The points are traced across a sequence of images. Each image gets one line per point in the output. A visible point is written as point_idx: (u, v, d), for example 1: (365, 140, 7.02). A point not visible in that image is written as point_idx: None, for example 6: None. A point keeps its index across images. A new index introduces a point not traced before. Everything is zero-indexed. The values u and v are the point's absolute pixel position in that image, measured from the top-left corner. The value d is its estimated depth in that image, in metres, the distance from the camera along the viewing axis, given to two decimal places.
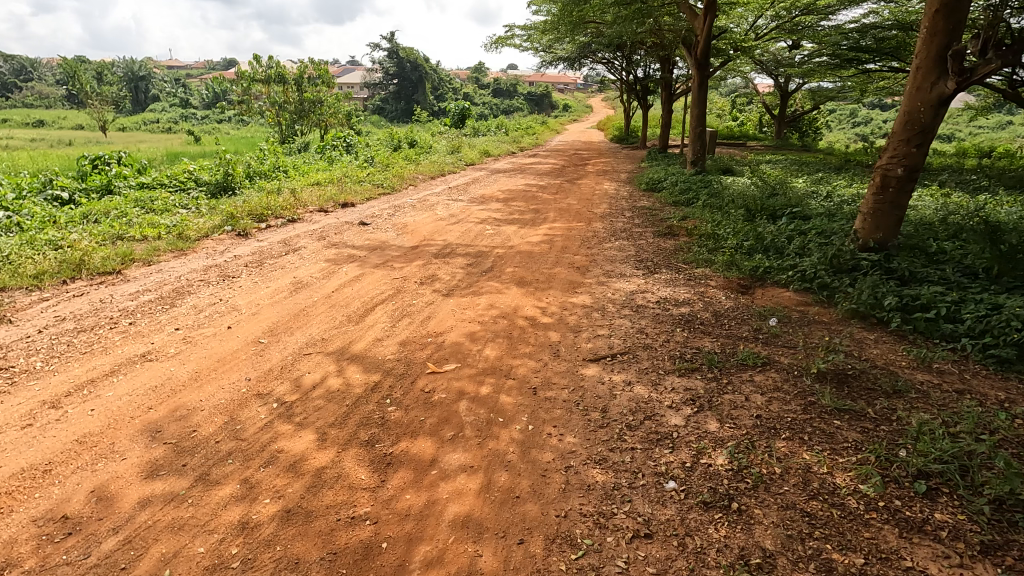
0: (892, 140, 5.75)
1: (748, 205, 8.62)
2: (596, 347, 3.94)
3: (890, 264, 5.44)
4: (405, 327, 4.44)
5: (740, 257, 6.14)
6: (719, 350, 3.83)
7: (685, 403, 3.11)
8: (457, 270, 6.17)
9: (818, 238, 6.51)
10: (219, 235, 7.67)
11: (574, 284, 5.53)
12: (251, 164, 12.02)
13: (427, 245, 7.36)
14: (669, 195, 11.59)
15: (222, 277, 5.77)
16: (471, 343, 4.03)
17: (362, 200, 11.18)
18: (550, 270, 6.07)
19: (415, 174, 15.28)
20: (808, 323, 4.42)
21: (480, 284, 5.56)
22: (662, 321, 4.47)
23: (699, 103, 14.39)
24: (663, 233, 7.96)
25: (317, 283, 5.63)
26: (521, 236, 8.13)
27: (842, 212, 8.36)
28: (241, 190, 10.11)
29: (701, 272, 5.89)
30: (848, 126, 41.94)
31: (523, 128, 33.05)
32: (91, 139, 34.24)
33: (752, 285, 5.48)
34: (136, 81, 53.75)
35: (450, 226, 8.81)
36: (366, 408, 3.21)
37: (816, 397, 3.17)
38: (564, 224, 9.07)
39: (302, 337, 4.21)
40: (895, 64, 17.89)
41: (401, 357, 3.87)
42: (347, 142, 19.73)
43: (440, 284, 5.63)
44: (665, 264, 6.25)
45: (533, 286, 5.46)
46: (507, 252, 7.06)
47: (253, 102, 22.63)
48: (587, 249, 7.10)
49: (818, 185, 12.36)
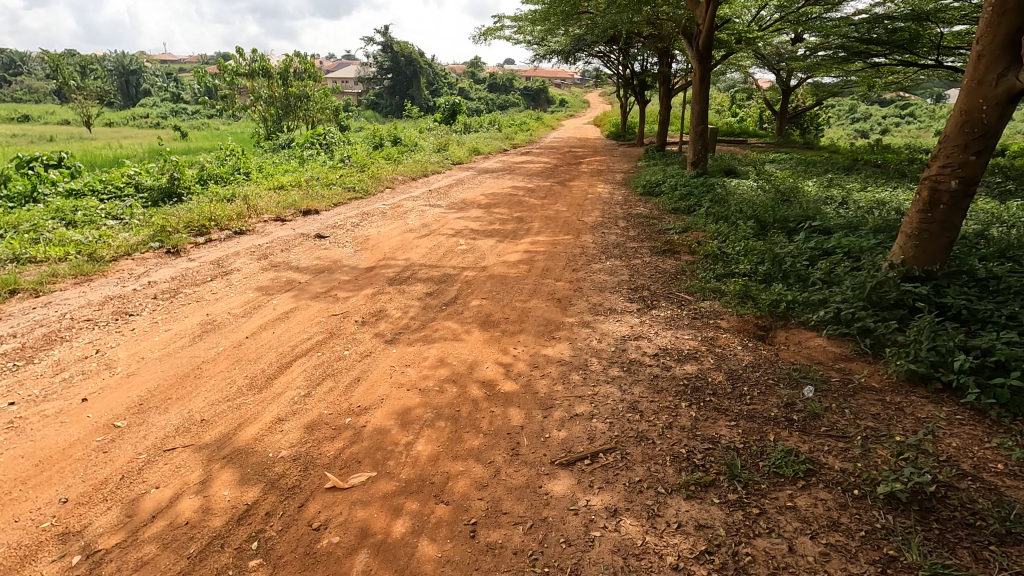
0: (945, 145, 4.67)
1: (759, 217, 7.56)
2: (570, 438, 2.85)
3: (943, 299, 4.36)
4: (322, 398, 3.35)
5: (755, 287, 5.07)
6: (743, 447, 2.74)
7: (698, 562, 2.06)
8: (411, 303, 5.08)
9: (847, 262, 5.44)
10: (142, 253, 6.58)
11: (551, 324, 4.44)
12: (211, 167, 10.92)
13: (385, 267, 6.26)
14: (668, 201, 10.52)
15: (117, 314, 4.68)
16: (400, 432, 2.93)
17: (327, 207, 10.09)
18: (524, 302, 5.00)
19: (395, 175, 14.23)
20: (854, 392, 3.33)
21: (434, 326, 4.47)
22: (661, 387, 3.38)
23: (701, 99, 13.36)
24: (662, 250, 6.89)
25: (232, 324, 4.51)
26: (497, 252, 7.04)
27: (865, 226, 7.31)
28: (191, 198, 9.00)
29: (709, 308, 4.81)
30: (847, 121, 40.96)
31: (518, 124, 31.97)
32: (75, 134, 33.15)
33: (773, 327, 4.42)
34: (127, 75, 52.43)
35: (418, 239, 7.73)
36: (216, 562, 2.13)
37: (896, 546, 2.11)
38: (549, 236, 8.02)
39: (174, 417, 3.11)
40: (905, 57, 16.80)
41: (299, 455, 2.77)
42: (328, 140, 18.60)
43: (387, 325, 4.54)
44: (664, 295, 5.18)
45: (498, 328, 4.37)
46: (477, 275, 5.97)
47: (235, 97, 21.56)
48: (572, 272, 6.02)
49: (830, 189, 11.34)
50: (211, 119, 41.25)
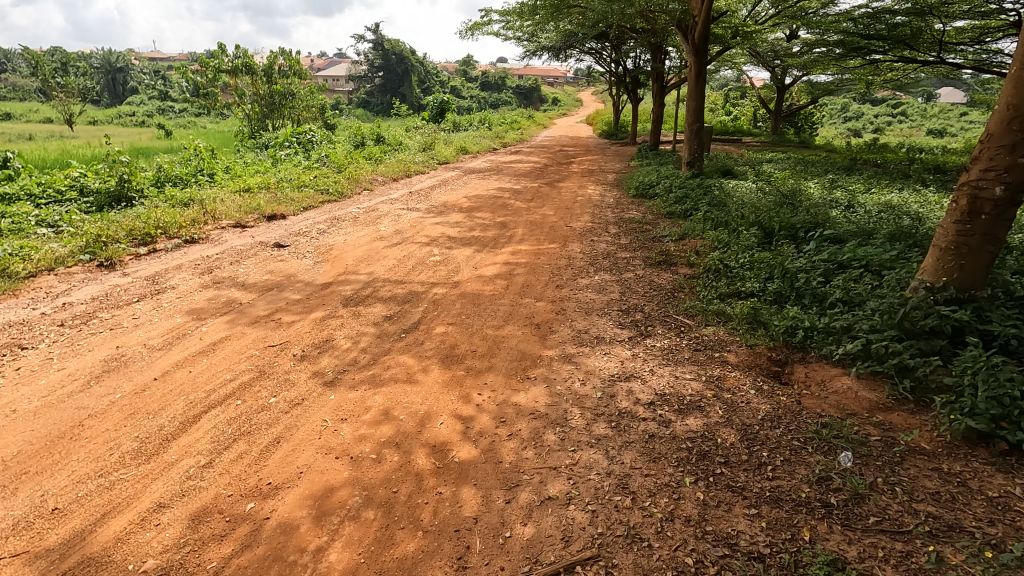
0: (988, 144, 3.96)
1: (763, 223, 6.87)
2: (538, 540, 2.14)
3: (989, 326, 3.67)
4: (226, 470, 2.61)
5: (766, 310, 4.36)
6: (771, 557, 2.03)
7: None
8: (365, 330, 4.34)
9: (868, 279, 4.74)
10: (68, 268, 5.80)
11: (526, 359, 3.72)
12: (172, 168, 10.14)
13: (343, 283, 5.51)
14: (662, 204, 9.85)
15: (7, 347, 3.92)
16: (312, 530, 2.21)
17: (295, 210, 9.31)
18: (497, 327, 4.28)
19: (375, 176, 13.49)
20: (902, 458, 2.63)
21: (386, 362, 3.73)
22: (659, 453, 2.67)
23: (696, 95, 12.69)
24: (656, 262, 6.20)
25: (144, 360, 3.75)
26: (473, 264, 6.31)
27: (878, 233, 6.65)
28: (143, 203, 8.22)
29: (713, 336, 4.11)
30: (840, 120, 40.52)
31: (508, 122, 31.26)
32: (53, 133, 31.94)
33: (789, 363, 3.73)
34: (113, 72, 50.86)
35: (388, 248, 6.98)
36: None
37: None
38: (532, 244, 7.30)
39: (18, 506, 2.36)
40: (906, 54, 16.15)
41: (168, 569, 2.05)
42: (309, 138, 17.76)
43: (332, 360, 3.79)
44: (660, 319, 4.46)
45: (462, 364, 3.64)
46: (447, 293, 5.24)
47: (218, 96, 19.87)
48: (555, 288, 5.30)
49: (832, 190, 10.67)
50: (197, 117, 40.10)
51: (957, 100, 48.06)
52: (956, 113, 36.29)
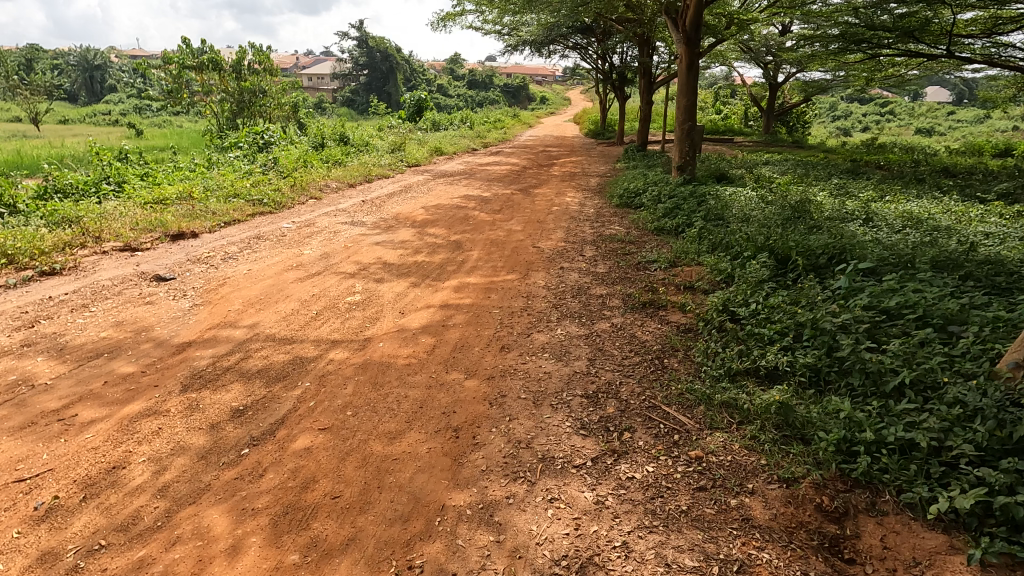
0: None
1: (775, 249, 5.43)
2: None
3: None
4: None
5: (801, 404, 2.88)
6: None
7: None
8: (189, 442, 2.80)
9: (941, 345, 3.26)
10: None
11: (417, 519, 2.23)
12: (69, 177, 8.52)
13: (206, 343, 3.97)
14: (650, 216, 8.43)
15: None
16: None
17: (210, 226, 7.73)
18: (391, 437, 2.76)
19: (327, 181, 11.92)
20: None
21: (182, 526, 2.21)
22: None
23: (686, 91, 11.22)
24: (641, 303, 4.72)
25: None
26: (400, 306, 4.82)
27: (917, 261, 5.23)
28: (5, 223, 6.63)
29: (725, 453, 2.64)
30: (827, 118, 39.55)
31: (493, 121, 29.81)
32: (17, 132, 29.60)
33: (852, 519, 2.27)
34: (91, 70, 47.81)
35: (299, 282, 5.44)
36: None
37: None
38: (485, 274, 5.79)
39: None
40: (911, 47, 14.80)
41: None
42: (267, 139, 16.08)
43: (92, 519, 2.26)
44: (642, 416, 2.97)
45: (304, 536, 2.14)
46: (345, 360, 3.71)
47: (183, 94, 17.80)
48: (499, 352, 3.81)
49: (842, 198, 9.31)
50: (174, 117, 37.85)
51: (943, 99, 46.96)
52: (943, 112, 35.41)
